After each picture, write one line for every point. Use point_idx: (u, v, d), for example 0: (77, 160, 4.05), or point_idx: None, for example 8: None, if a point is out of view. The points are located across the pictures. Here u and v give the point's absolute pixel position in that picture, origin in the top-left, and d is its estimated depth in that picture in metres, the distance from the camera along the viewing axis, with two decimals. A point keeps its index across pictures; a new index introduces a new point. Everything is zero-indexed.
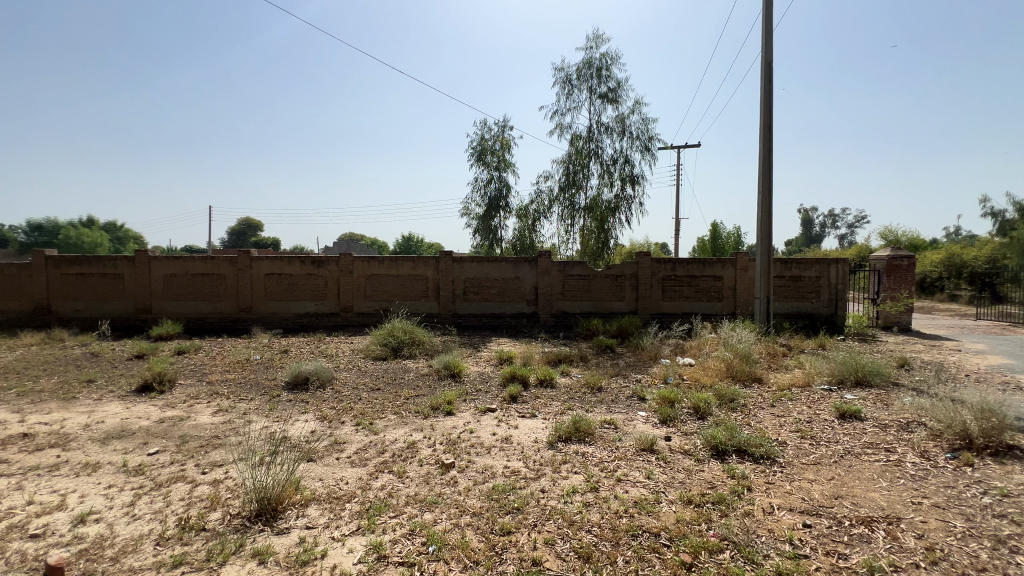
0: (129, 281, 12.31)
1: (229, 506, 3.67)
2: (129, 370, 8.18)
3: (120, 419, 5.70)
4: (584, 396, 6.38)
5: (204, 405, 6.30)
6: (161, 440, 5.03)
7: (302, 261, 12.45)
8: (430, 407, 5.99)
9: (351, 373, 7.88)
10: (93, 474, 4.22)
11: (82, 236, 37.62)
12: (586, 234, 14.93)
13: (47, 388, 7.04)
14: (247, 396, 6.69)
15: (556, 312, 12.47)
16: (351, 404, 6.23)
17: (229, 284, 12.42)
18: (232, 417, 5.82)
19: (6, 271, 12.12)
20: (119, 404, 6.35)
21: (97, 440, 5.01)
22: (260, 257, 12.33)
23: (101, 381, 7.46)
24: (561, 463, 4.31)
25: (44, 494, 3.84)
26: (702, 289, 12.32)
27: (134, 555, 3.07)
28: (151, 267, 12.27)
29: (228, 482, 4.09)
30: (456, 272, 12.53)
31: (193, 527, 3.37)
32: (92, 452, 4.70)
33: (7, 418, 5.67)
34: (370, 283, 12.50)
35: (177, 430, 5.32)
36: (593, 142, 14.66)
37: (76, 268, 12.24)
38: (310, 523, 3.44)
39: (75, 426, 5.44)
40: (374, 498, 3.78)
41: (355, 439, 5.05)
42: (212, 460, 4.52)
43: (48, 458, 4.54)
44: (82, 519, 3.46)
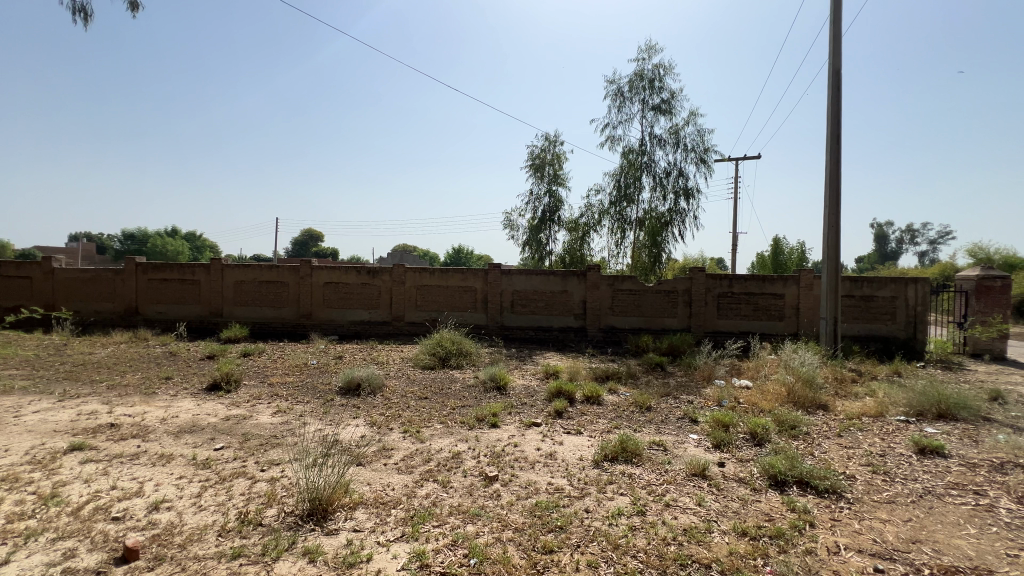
0: (205, 286, 13.36)
1: (284, 504, 3.85)
2: (201, 369, 8.83)
3: (192, 415, 6.17)
4: (632, 415, 6.20)
5: (265, 406, 6.68)
6: (227, 437, 5.39)
7: (359, 271, 13.01)
8: (475, 418, 6.05)
9: (400, 381, 8.09)
10: (166, 465, 4.57)
11: (167, 245, 41.23)
12: (637, 249, 14.65)
13: (132, 382, 7.74)
14: (303, 399, 7.02)
15: (605, 327, 12.24)
16: (399, 412, 6.39)
17: (291, 292, 13.18)
18: (290, 418, 6.13)
19: (103, 275, 13.47)
20: (191, 400, 6.85)
21: (172, 433, 5.43)
22: (320, 267, 13.01)
23: (176, 378, 8.09)
24: (607, 484, 4.20)
25: (125, 480, 4.20)
26: (761, 307, 11.70)
27: (199, 544, 3.28)
28: (223, 274, 13.27)
29: (284, 481, 4.30)
30: (505, 285, 12.64)
31: (251, 521, 3.56)
32: (167, 444, 5.11)
33: (98, 409, 6.27)
34: (421, 293, 12.86)
35: (241, 429, 5.68)
36: (645, 154, 14.44)
37: (160, 274, 13.43)
38: (358, 526, 3.54)
39: (154, 419, 5.93)
40: (418, 506, 3.84)
41: (402, 446, 5.17)
42: (270, 459, 4.77)
43: (130, 448, 4.97)
44: (155, 506, 3.75)
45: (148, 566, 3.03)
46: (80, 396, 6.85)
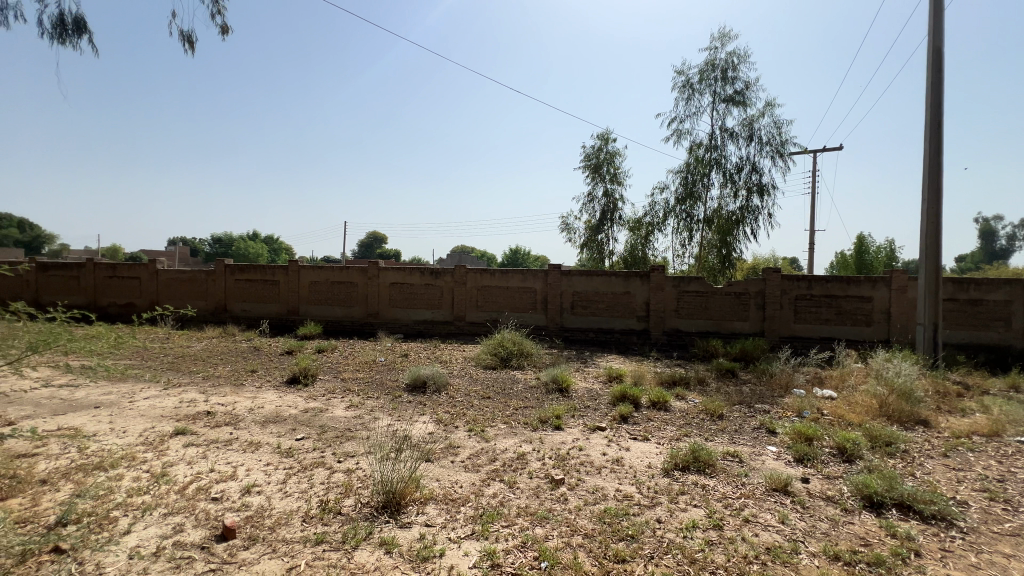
0: (283, 286, 14.37)
1: (360, 495, 4.04)
2: (282, 363, 9.51)
3: (275, 406, 6.64)
4: (702, 423, 5.93)
5: (339, 400, 7.06)
6: (306, 428, 5.75)
7: (422, 272, 13.43)
8: (538, 420, 6.03)
9: (463, 380, 8.26)
10: (255, 452, 4.94)
11: (250, 249, 44.90)
12: (704, 248, 14.03)
13: (224, 374, 8.47)
14: (373, 394, 7.34)
15: (669, 330, 11.82)
16: (463, 410, 6.51)
17: (359, 291, 13.86)
18: (362, 413, 6.43)
19: (197, 276, 14.86)
20: (274, 392, 7.38)
21: (259, 422, 5.88)
22: (386, 268, 13.57)
23: (261, 371, 8.75)
24: (679, 494, 4.03)
25: (221, 464, 4.59)
26: (844, 311, 10.81)
27: (286, 528, 3.51)
28: (300, 274, 14.20)
29: (359, 472, 4.52)
30: (565, 285, 12.55)
31: (332, 509, 3.77)
32: (255, 432, 5.53)
33: (196, 397, 6.92)
34: (482, 294, 13.06)
35: (319, 421, 6.04)
36: (715, 149, 13.79)
37: (245, 275, 14.60)
38: (429, 521, 3.64)
39: (243, 409, 6.44)
40: (486, 505, 3.88)
41: (468, 444, 5.27)
42: (346, 451, 5.03)
43: (224, 434, 5.43)
44: (247, 490, 4.06)
45: (244, 544, 3.29)
46: (181, 385, 7.59)
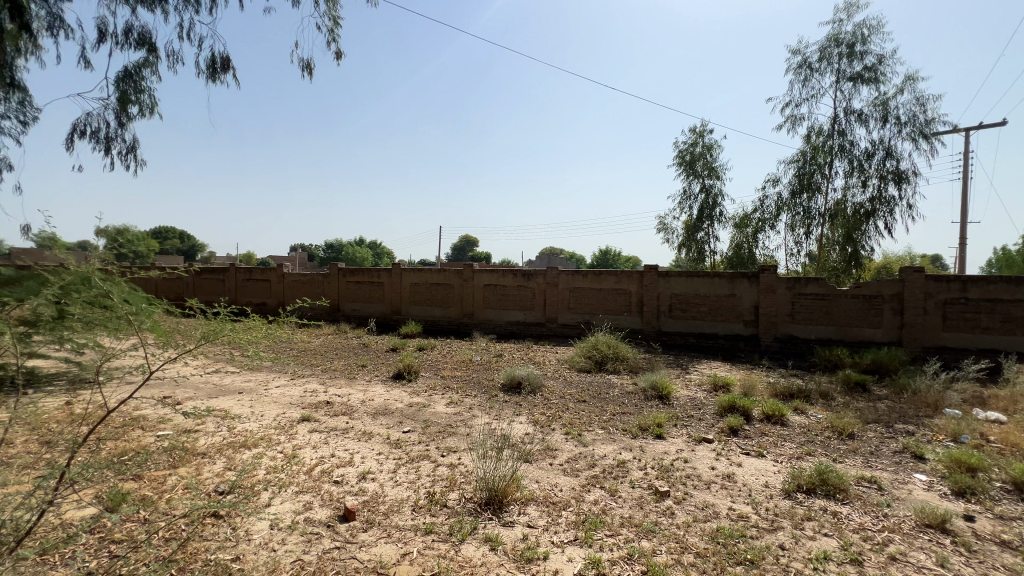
0: (387, 287, 15.46)
1: (464, 490, 4.17)
2: (388, 360, 10.22)
3: (384, 399, 7.15)
4: (828, 441, 5.29)
5: (439, 396, 7.41)
6: (412, 421, 6.11)
7: (515, 274, 13.65)
8: (638, 427, 5.80)
9: (557, 382, 8.22)
10: (368, 441, 5.34)
11: (357, 253, 49.06)
12: (824, 246, 12.60)
13: (339, 367, 9.32)
14: (472, 392, 7.59)
15: (782, 336, 10.76)
16: (559, 413, 6.48)
17: (456, 293, 14.47)
18: (461, 410, 6.69)
19: (315, 278, 16.55)
20: (382, 386, 7.95)
21: (370, 414, 6.36)
22: (480, 270, 14.02)
23: (370, 366, 9.48)
24: (804, 519, 3.62)
25: (340, 450, 5.02)
26: (1013, 318, 9.04)
27: (399, 515, 3.74)
28: (402, 276, 15.20)
29: (462, 468, 4.68)
30: (662, 287, 12.00)
31: (438, 502, 3.94)
32: (367, 423, 5.98)
33: (318, 387, 7.69)
34: (575, 296, 12.93)
35: (422, 415, 6.39)
36: (838, 135, 12.33)
37: (355, 277, 15.96)
38: (531, 522, 3.66)
39: (356, 400, 7.01)
40: (588, 512, 3.80)
41: (566, 448, 5.22)
42: (448, 446, 5.25)
43: (341, 422, 5.95)
44: (363, 476, 4.40)
45: (363, 527, 3.56)
46: (305, 376, 8.48)
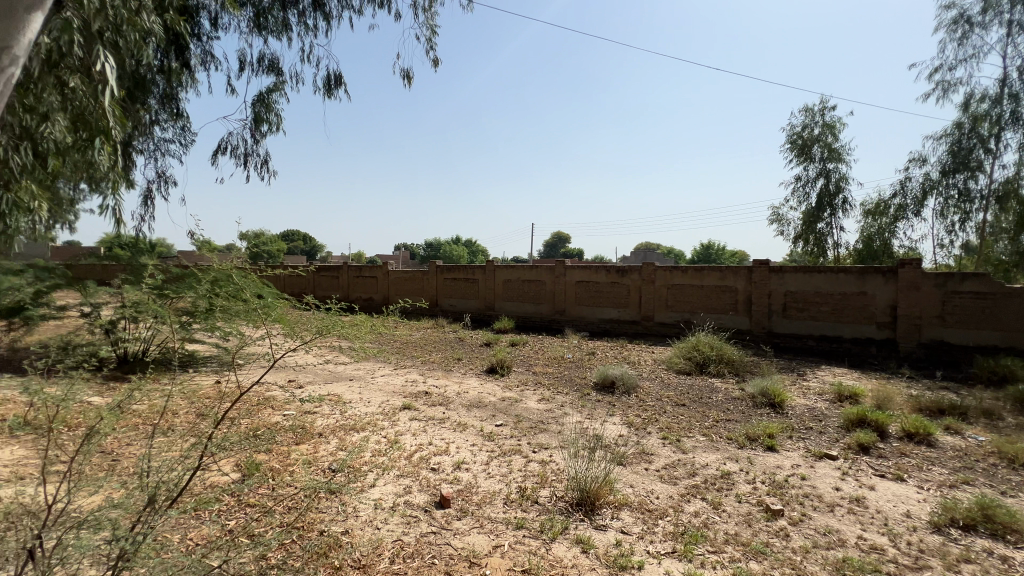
0: (482, 284, 15.96)
1: (555, 488, 4.14)
2: (482, 354, 10.54)
3: (478, 392, 7.37)
4: (993, 469, 4.39)
5: (531, 392, 7.46)
6: (504, 415, 6.22)
7: (608, 271, 13.31)
8: (745, 437, 5.32)
9: (653, 383, 7.85)
10: (463, 432, 5.54)
11: (454, 251, 51.42)
12: (989, 235, 10.53)
13: (437, 360, 9.81)
14: (563, 389, 7.54)
15: (928, 342, 9.20)
16: (655, 416, 6.17)
17: (548, 289, 14.49)
18: (553, 406, 6.66)
19: (416, 275, 17.60)
20: (477, 379, 8.21)
21: (465, 406, 6.59)
22: (572, 266, 13.88)
23: (465, 360, 9.85)
24: (961, 561, 3.03)
25: (437, 439, 5.26)
26: None
27: (491, 507, 3.81)
28: (495, 273, 15.59)
29: (553, 465, 4.65)
30: (774, 284, 10.91)
31: (529, 497, 3.94)
32: (462, 414, 6.21)
33: (418, 378, 8.16)
34: (673, 293, 12.26)
35: (515, 410, 6.47)
36: (1009, 99, 10.20)
37: (452, 274, 16.70)
38: (625, 528, 3.51)
39: (452, 392, 7.31)
40: (687, 524, 3.56)
41: (663, 453, 4.95)
42: (540, 442, 5.26)
43: (439, 413, 6.24)
44: (457, 465, 4.55)
45: (457, 515, 3.68)
46: (406, 367, 9.05)
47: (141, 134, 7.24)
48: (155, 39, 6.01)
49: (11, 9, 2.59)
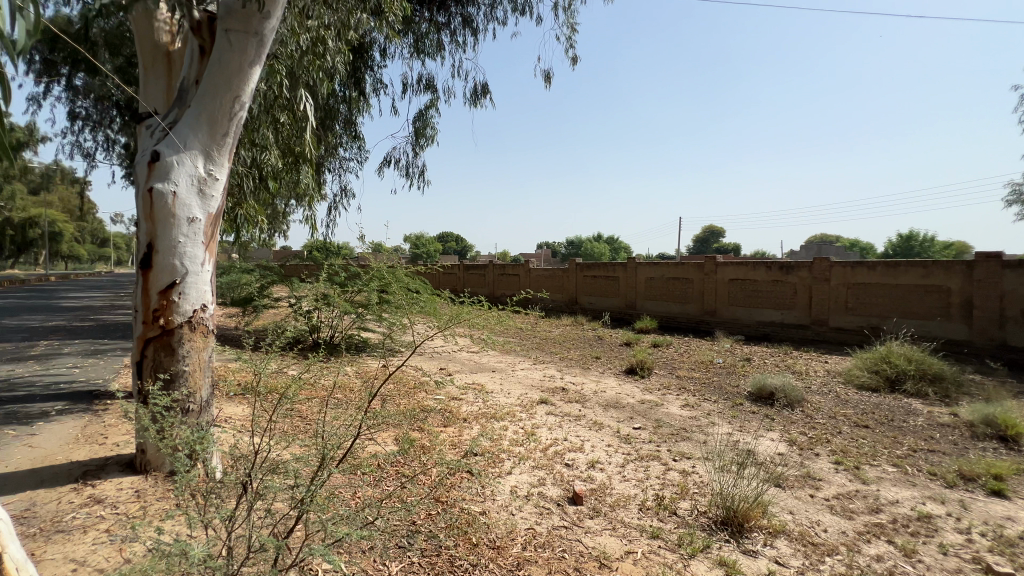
0: (623, 282, 15.53)
1: (697, 501, 3.82)
2: (621, 354, 10.24)
3: (615, 392, 7.18)
4: None
5: (673, 396, 7.01)
6: (643, 418, 5.96)
7: (769, 267, 11.82)
8: (957, 474, 4.23)
9: (825, 398, 6.73)
10: (599, 431, 5.45)
11: (596, 249, 50.85)
12: None
13: (575, 357, 9.83)
14: (711, 397, 6.92)
15: None
16: (826, 436, 5.27)
17: (696, 288, 13.45)
18: (698, 414, 6.17)
19: (556, 273, 17.91)
20: (615, 379, 8.01)
21: (602, 405, 6.48)
22: (725, 263, 12.66)
23: (604, 359, 9.68)
24: None
25: (573, 436, 5.27)
26: None
27: (625, 511, 3.68)
28: (637, 271, 15.04)
29: (695, 477, 4.31)
30: (1009, 283, 8.48)
31: (667, 507, 3.71)
32: (599, 414, 6.12)
33: (556, 374, 8.28)
34: (855, 293, 10.36)
35: (655, 414, 6.15)
36: None
37: (591, 272, 16.59)
38: (781, 559, 3.08)
39: (589, 390, 7.25)
40: (865, 568, 2.97)
41: (835, 480, 4.21)
42: (682, 451, 4.91)
43: (575, 410, 6.25)
44: (591, 463, 4.50)
45: (589, 513, 3.64)
46: (545, 362, 9.25)
47: (330, 157, 8.70)
48: (338, 76, 7.18)
49: (243, 63, 3.35)
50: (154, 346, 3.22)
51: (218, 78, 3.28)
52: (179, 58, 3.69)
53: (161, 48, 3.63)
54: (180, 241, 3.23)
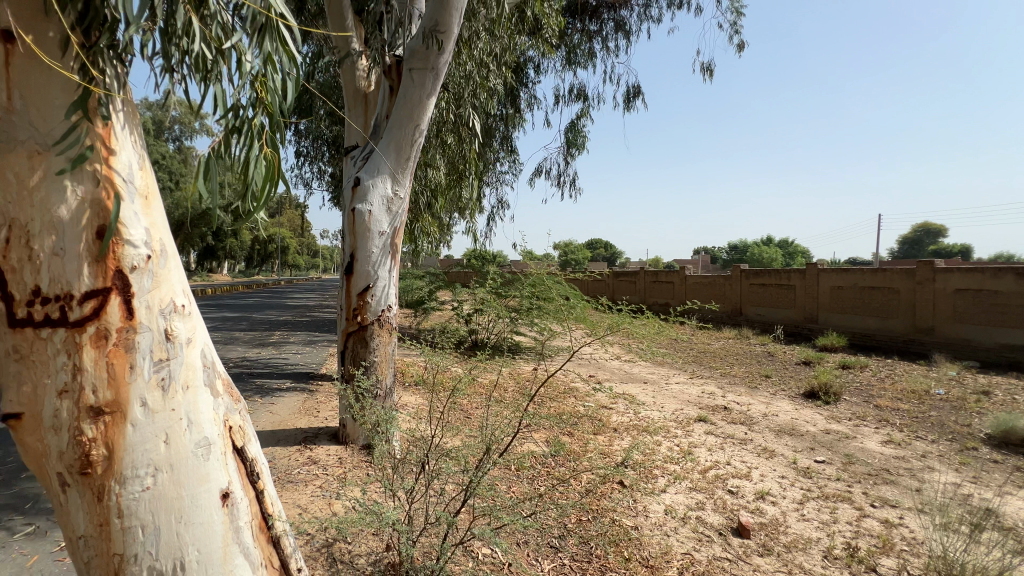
0: (800, 291, 13.54)
1: (906, 561, 3.11)
2: (798, 374, 8.88)
3: (791, 417, 6.27)
4: None
5: (871, 430, 5.83)
6: (828, 451, 5.09)
7: (1019, 275, 9.11)
8: None
9: None
10: (770, 460, 4.81)
11: (764, 253, 45.15)
12: None
13: (739, 374, 8.86)
14: (926, 435, 5.58)
15: None
16: None
17: (902, 300, 11.03)
18: (907, 454, 5.03)
19: (717, 280, 16.44)
20: (790, 403, 6.99)
21: (774, 430, 5.71)
22: (948, 269, 10.14)
23: (775, 378, 8.51)
24: None
25: (737, 460, 4.74)
26: None
27: (805, 555, 3.18)
28: (819, 278, 12.97)
29: (903, 530, 3.52)
30: None
31: (862, 561, 3.10)
32: (770, 440, 5.40)
33: (716, 391, 7.58)
34: None
35: (844, 448, 5.21)
36: None
37: (760, 279, 14.83)
38: None
39: (757, 412, 6.45)
40: None
41: None
42: (883, 496, 4.06)
43: (740, 432, 5.62)
44: (761, 494, 3.98)
45: (758, 550, 3.24)
46: (703, 378, 8.53)
47: (488, 171, 9.40)
48: (497, 96, 7.75)
49: (422, 97, 3.84)
50: (354, 339, 3.87)
51: (403, 112, 3.81)
52: (372, 99, 4.40)
53: (361, 92, 4.36)
54: (373, 251, 3.84)
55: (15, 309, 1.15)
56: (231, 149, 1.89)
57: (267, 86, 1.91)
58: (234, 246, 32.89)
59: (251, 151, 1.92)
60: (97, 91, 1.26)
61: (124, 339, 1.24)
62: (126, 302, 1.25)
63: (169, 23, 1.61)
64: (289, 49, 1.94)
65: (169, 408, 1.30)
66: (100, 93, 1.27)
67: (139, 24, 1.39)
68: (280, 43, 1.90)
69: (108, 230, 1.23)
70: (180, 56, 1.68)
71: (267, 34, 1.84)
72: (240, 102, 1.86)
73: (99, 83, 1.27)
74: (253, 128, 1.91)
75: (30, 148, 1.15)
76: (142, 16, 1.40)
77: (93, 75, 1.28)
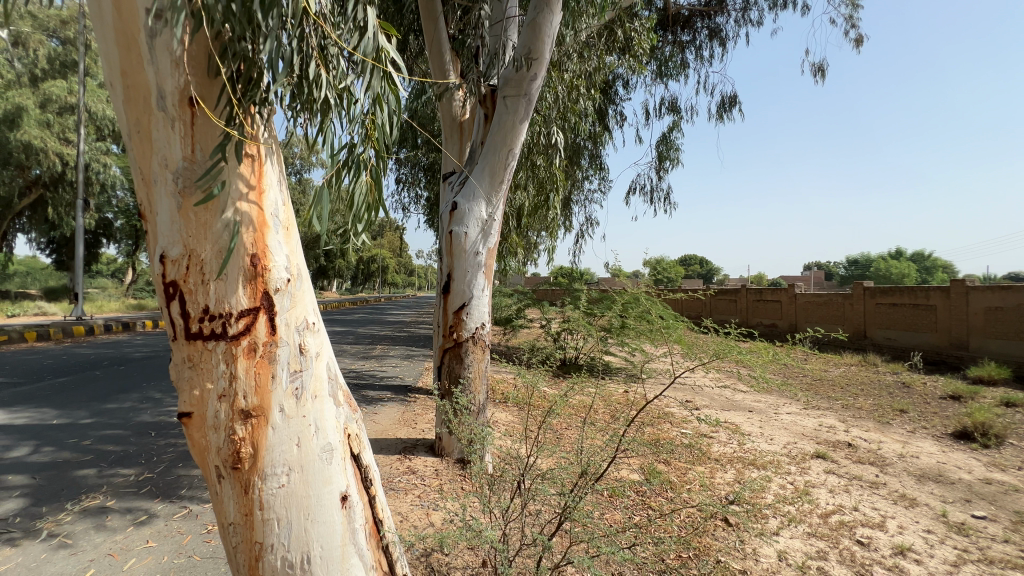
0: (943, 312, 11.65)
1: None
2: (945, 410, 7.56)
3: (937, 461, 5.34)
4: None
5: None
6: (989, 506, 4.26)
7: None
8: None
9: None
10: (911, 509, 4.12)
11: (893, 269, 39.53)
12: None
13: (866, 406, 7.76)
14: None
15: None
16: None
17: None
18: None
19: (834, 300, 14.67)
20: (935, 444, 5.97)
21: (914, 475, 4.90)
22: None
23: (913, 414, 7.33)
24: None
25: (867, 507, 4.12)
26: None
27: None
28: (969, 298, 11.07)
29: None
30: None
31: None
32: (909, 486, 4.64)
33: (837, 425, 6.70)
34: None
35: (1012, 503, 4.32)
36: None
37: (889, 298, 13.03)
38: None
39: (891, 452, 5.59)
40: None
41: None
42: None
43: (870, 474, 4.90)
44: (901, 549, 3.42)
45: None
46: (820, 409, 7.60)
47: (577, 189, 9.42)
48: (586, 116, 7.81)
49: (515, 121, 3.98)
50: (450, 356, 4.04)
51: (497, 137, 3.98)
52: (466, 124, 4.65)
53: (456, 121, 4.63)
54: (468, 269, 4.01)
55: (190, 324, 1.37)
56: (343, 180, 2.09)
57: (376, 124, 2.10)
58: (342, 266, 36.27)
59: (359, 183, 2.11)
60: (251, 138, 1.48)
61: (268, 351, 1.42)
62: (270, 319, 1.44)
63: (302, 75, 1.86)
64: (396, 89, 2.14)
65: (301, 414, 1.46)
66: (251, 139, 1.49)
67: (280, 79, 1.63)
68: (387, 83, 2.10)
69: (257, 257, 1.43)
70: (308, 103, 1.91)
71: (379, 76, 2.05)
72: (354, 140, 2.07)
73: (251, 132, 1.49)
74: (362, 163, 2.11)
75: (204, 191, 1.38)
76: (283, 72, 1.65)
77: (247, 125, 1.50)
